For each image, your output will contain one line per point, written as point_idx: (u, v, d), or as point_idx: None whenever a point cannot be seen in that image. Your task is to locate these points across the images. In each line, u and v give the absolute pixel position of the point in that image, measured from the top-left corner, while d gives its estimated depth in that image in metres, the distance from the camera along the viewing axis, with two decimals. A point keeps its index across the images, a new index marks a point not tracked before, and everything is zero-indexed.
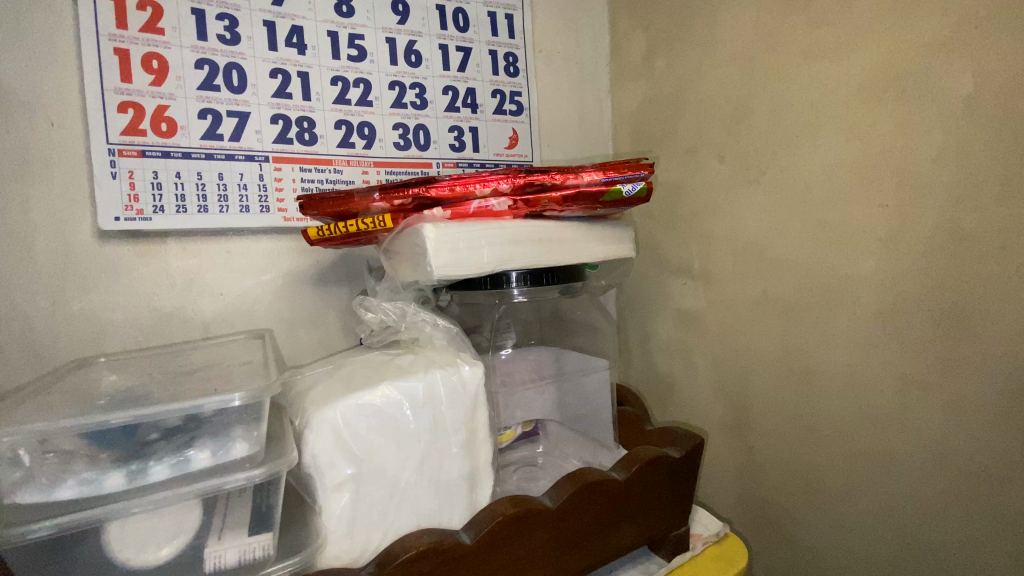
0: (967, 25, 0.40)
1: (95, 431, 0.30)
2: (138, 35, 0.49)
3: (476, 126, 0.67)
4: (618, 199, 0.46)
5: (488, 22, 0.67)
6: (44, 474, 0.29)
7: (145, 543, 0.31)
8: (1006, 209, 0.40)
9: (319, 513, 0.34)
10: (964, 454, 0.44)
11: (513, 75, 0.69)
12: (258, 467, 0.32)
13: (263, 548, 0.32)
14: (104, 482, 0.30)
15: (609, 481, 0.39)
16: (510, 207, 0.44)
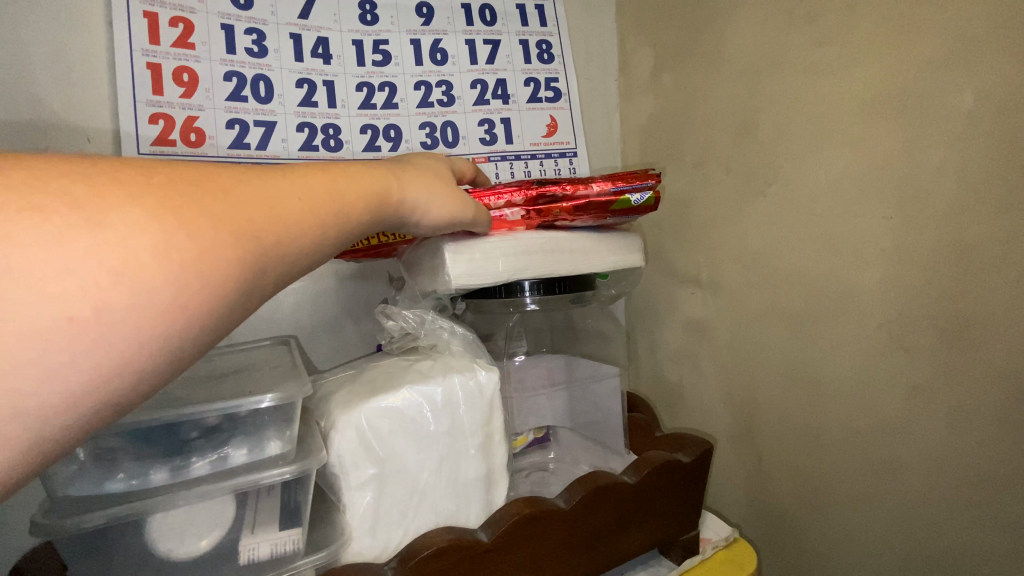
0: (964, 44, 0.42)
1: (140, 430, 0.32)
2: (170, 50, 0.52)
3: (507, 117, 0.68)
4: (627, 208, 0.47)
5: (517, 14, 0.70)
6: (94, 470, 0.31)
7: (185, 535, 0.32)
8: (1006, 221, 0.41)
9: (344, 512, 0.36)
10: (970, 461, 0.44)
11: (547, 62, 0.71)
12: (290, 465, 0.34)
13: (294, 542, 0.34)
14: (151, 477, 0.32)
15: (620, 484, 0.40)
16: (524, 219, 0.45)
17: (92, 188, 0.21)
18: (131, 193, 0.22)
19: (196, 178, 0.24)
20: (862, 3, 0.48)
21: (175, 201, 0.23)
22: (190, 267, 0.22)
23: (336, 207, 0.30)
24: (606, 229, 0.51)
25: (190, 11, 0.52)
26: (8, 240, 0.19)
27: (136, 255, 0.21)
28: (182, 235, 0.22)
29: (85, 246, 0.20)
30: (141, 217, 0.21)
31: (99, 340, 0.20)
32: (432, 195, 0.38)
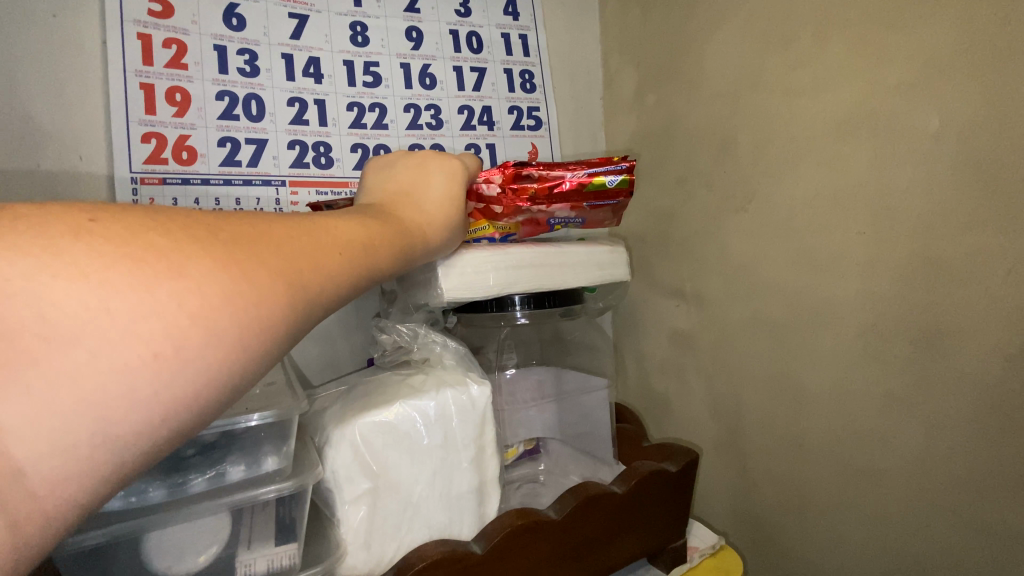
0: (929, 70, 0.44)
1: None
2: (163, 70, 0.52)
3: (493, 143, 0.70)
4: (604, 190, 0.47)
5: (502, 43, 0.72)
6: None
7: (182, 552, 0.33)
8: (972, 237, 0.43)
9: (339, 527, 0.36)
10: (945, 468, 0.46)
11: (530, 91, 0.73)
12: (287, 481, 0.34)
13: (290, 556, 0.35)
14: (148, 494, 0.32)
15: (609, 494, 0.41)
16: (501, 202, 0.45)
17: (170, 238, 0.22)
18: (202, 243, 0.23)
19: (260, 233, 0.26)
20: (833, 30, 0.51)
21: (243, 250, 0.24)
22: (256, 315, 0.23)
23: (373, 255, 0.31)
24: (592, 220, 0.50)
25: (183, 31, 0.53)
26: (103, 285, 0.20)
27: (212, 306, 0.22)
28: (249, 284, 0.23)
29: (166, 293, 0.21)
30: (215, 265, 0.22)
31: (174, 380, 0.21)
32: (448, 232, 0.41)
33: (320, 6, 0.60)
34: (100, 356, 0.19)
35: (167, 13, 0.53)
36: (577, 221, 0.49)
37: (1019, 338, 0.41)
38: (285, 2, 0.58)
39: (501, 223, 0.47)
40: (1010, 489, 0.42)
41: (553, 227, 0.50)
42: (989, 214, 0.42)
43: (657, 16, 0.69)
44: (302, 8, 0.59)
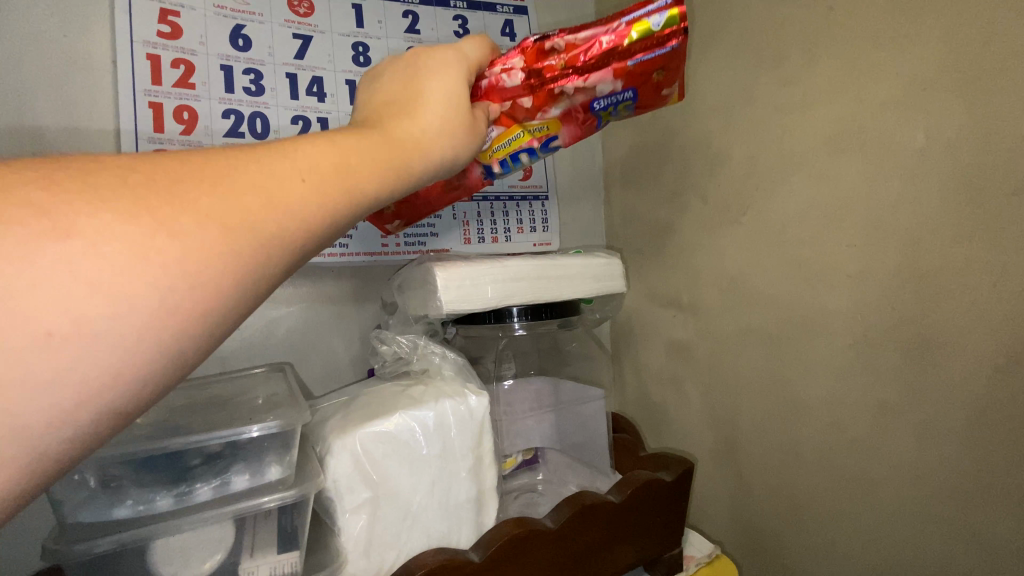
0: (915, 88, 0.46)
1: (146, 458, 0.33)
2: (171, 89, 0.54)
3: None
4: (635, 47, 0.40)
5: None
6: (102, 497, 0.33)
7: (188, 559, 0.33)
8: (958, 250, 0.44)
9: (339, 536, 0.37)
10: (938, 477, 0.46)
11: None
12: (289, 490, 0.35)
13: (291, 565, 0.35)
14: (156, 503, 0.33)
15: (605, 503, 0.41)
16: (525, 86, 0.43)
17: (50, 194, 0.21)
18: (96, 196, 0.22)
19: (193, 177, 0.24)
20: (822, 49, 0.52)
21: (147, 200, 0.22)
22: (188, 270, 0.23)
23: (345, 185, 0.29)
24: (641, 93, 0.43)
25: (191, 52, 0.55)
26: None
27: (137, 267, 0.21)
28: (165, 237, 0.22)
29: (87, 259, 0.20)
30: (109, 219, 0.21)
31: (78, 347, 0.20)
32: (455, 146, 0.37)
33: (324, 27, 0.61)
34: (2, 327, 0.19)
35: (177, 34, 0.54)
36: (626, 95, 0.43)
37: (1006, 348, 0.42)
38: (289, 23, 0.60)
39: (535, 118, 0.45)
40: (1001, 498, 0.43)
41: (601, 109, 0.44)
42: (975, 227, 0.43)
43: None
44: (306, 29, 0.60)
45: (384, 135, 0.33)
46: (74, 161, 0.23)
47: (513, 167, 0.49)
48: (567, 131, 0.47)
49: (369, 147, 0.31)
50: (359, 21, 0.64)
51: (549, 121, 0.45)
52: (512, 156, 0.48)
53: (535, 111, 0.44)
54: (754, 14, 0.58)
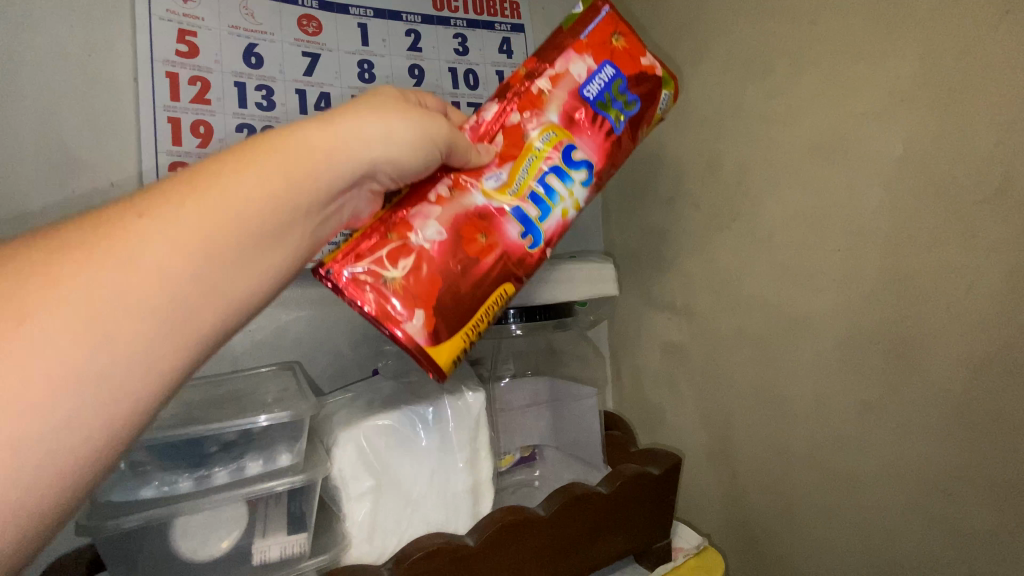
0: (893, 99, 0.48)
1: (169, 443, 0.36)
2: (188, 105, 0.57)
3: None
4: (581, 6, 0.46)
5: (497, 79, 0.76)
6: (129, 479, 0.36)
7: (207, 538, 0.36)
8: (935, 254, 0.46)
9: (344, 521, 0.40)
10: (920, 473, 0.48)
11: None
12: (298, 475, 0.38)
13: (300, 545, 0.38)
14: (178, 484, 0.36)
15: (594, 494, 0.43)
16: (509, 112, 0.44)
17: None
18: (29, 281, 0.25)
19: (81, 230, 0.27)
20: (806, 62, 0.54)
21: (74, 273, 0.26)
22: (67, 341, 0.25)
23: (227, 207, 0.29)
24: (602, 29, 0.45)
25: (206, 70, 0.58)
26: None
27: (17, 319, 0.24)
28: (100, 334, 0.25)
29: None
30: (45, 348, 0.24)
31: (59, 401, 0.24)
32: (370, 146, 0.36)
33: (331, 45, 0.65)
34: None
35: (194, 53, 0.57)
36: (607, 70, 0.44)
37: (981, 348, 0.44)
38: (299, 42, 0.63)
39: (533, 125, 0.44)
40: (978, 491, 0.45)
41: (594, 97, 0.44)
42: (950, 232, 0.45)
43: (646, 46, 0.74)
44: (314, 47, 0.64)
45: (281, 143, 0.32)
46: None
47: (549, 202, 0.43)
48: (581, 140, 0.44)
49: (261, 162, 0.31)
50: (364, 40, 0.67)
51: (548, 127, 0.44)
52: (541, 188, 0.43)
53: (530, 121, 0.44)
54: (742, 28, 0.60)
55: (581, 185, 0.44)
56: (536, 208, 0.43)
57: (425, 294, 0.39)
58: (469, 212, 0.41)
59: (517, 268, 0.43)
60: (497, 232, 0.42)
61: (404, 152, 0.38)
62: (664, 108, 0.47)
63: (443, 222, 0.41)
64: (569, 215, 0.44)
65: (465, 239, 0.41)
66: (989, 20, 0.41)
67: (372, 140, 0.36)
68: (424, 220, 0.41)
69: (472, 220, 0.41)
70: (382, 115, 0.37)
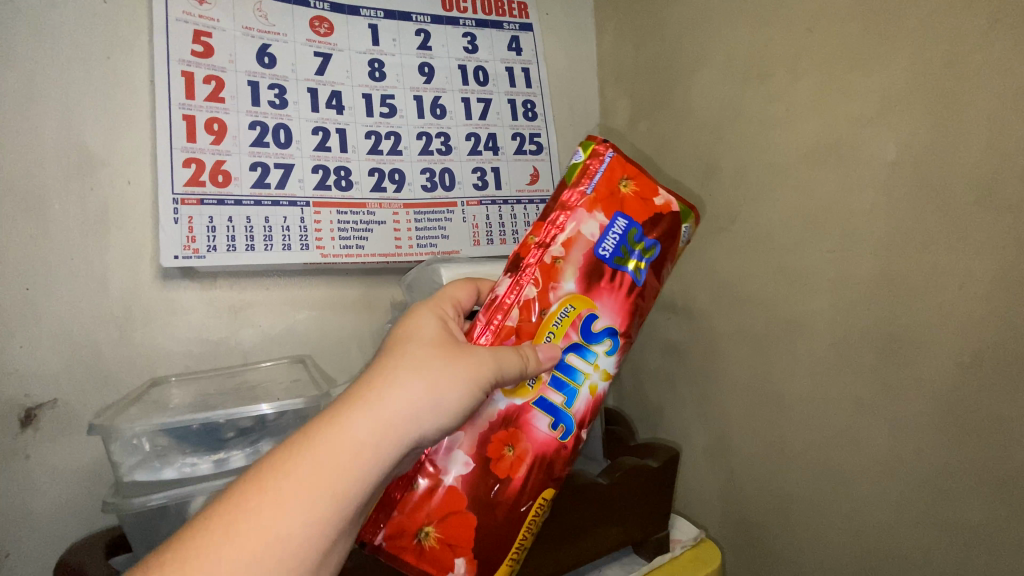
0: (886, 104, 0.49)
1: (188, 429, 0.42)
2: (203, 103, 0.58)
3: (497, 167, 0.75)
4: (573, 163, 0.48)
5: (506, 76, 0.77)
6: (154, 459, 0.41)
7: None
8: (926, 255, 0.47)
9: None
10: (911, 469, 0.50)
11: (531, 120, 0.79)
12: None
13: None
14: (199, 466, 0.41)
15: (593, 484, 0.46)
16: (521, 285, 0.44)
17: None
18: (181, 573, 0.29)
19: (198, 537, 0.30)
20: (803, 69, 0.56)
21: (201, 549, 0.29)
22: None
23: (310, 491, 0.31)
24: (608, 178, 0.45)
25: (220, 69, 0.59)
26: None
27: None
28: None
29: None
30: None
31: None
32: (390, 381, 0.35)
33: (342, 45, 0.66)
34: None
35: (208, 53, 0.59)
36: (618, 223, 0.45)
37: (970, 346, 0.45)
38: (311, 42, 0.64)
39: (551, 300, 0.44)
40: (968, 487, 0.46)
41: (611, 253, 0.45)
42: (940, 234, 0.46)
43: (648, 51, 0.75)
44: (326, 47, 0.65)
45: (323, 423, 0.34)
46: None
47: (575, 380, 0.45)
48: (602, 304, 0.45)
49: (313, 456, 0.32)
50: (375, 39, 0.68)
51: (568, 299, 0.44)
52: (562, 374, 0.44)
53: (546, 292, 0.44)
54: (740, 35, 0.62)
55: (607, 353, 0.45)
56: (561, 393, 0.44)
57: (458, 515, 0.42)
58: (496, 427, 0.42)
59: (553, 469, 0.44)
60: (525, 433, 0.43)
61: (419, 377, 0.36)
62: (687, 239, 0.47)
63: (468, 451, 0.42)
64: (599, 387, 0.45)
65: (494, 458, 0.42)
66: (981, 27, 0.43)
67: (384, 377, 0.35)
68: (447, 453, 0.42)
69: (499, 433, 0.43)
70: (397, 363, 0.36)
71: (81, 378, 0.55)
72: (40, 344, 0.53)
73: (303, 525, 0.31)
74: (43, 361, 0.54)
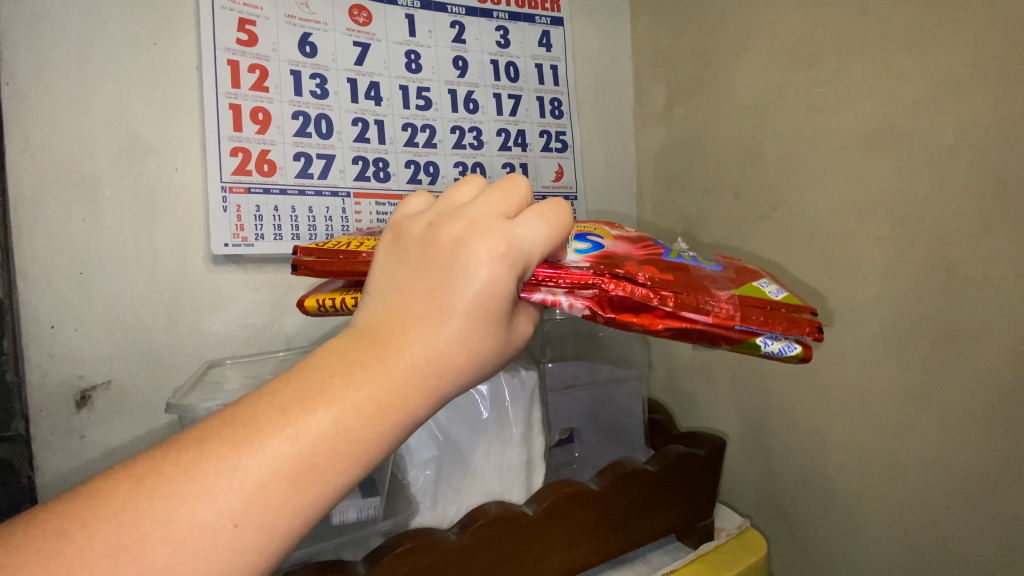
0: (946, 87, 0.47)
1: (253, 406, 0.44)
2: (248, 92, 0.59)
3: (525, 163, 0.75)
4: (777, 324, 0.38)
5: (535, 73, 0.76)
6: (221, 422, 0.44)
7: None
8: (985, 242, 0.46)
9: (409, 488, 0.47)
10: (963, 461, 0.49)
11: (557, 117, 0.78)
12: None
13: (373, 508, 0.44)
14: None
15: (644, 471, 0.47)
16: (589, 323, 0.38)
17: (198, 482, 0.25)
18: (201, 476, 0.25)
19: (225, 436, 0.26)
20: (854, 51, 0.54)
21: (226, 455, 0.25)
22: (212, 509, 0.24)
23: (359, 420, 0.27)
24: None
25: (265, 58, 0.60)
26: (125, 557, 0.23)
27: (170, 514, 0.24)
28: (229, 536, 0.24)
29: (126, 534, 0.23)
30: (212, 497, 0.24)
31: (245, 526, 0.25)
32: (463, 347, 0.30)
33: (380, 35, 0.66)
34: (196, 531, 0.24)
35: (253, 42, 0.59)
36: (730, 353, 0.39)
37: None
38: (350, 31, 0.64)
39: None
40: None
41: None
42: (1000, 220, 0.44)
43: (687, 34, 0.74)
44: (365, 37, 0.65)
45: (374, 350, 0.30)
46: (160, 471, 0.25)
47: None
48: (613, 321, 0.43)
49: (360, 384, 0.28)
50: (411, 30, 0.68)
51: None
52: None
53: None
54: (786, 17, 0.60)
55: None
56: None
57: None
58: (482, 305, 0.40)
59: None
60: None
61: (490, 344, 0.32)
62: None
63: None
64: None
65: None
66: None
67: (460, 341, 0.30)
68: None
69: None
70: (477, 323, 0.31)
71: (131, 362, 0.57)
72: (93, 328, 0.55)
73: (346, 472, 0.27)
74: (97, 343, 0.55)
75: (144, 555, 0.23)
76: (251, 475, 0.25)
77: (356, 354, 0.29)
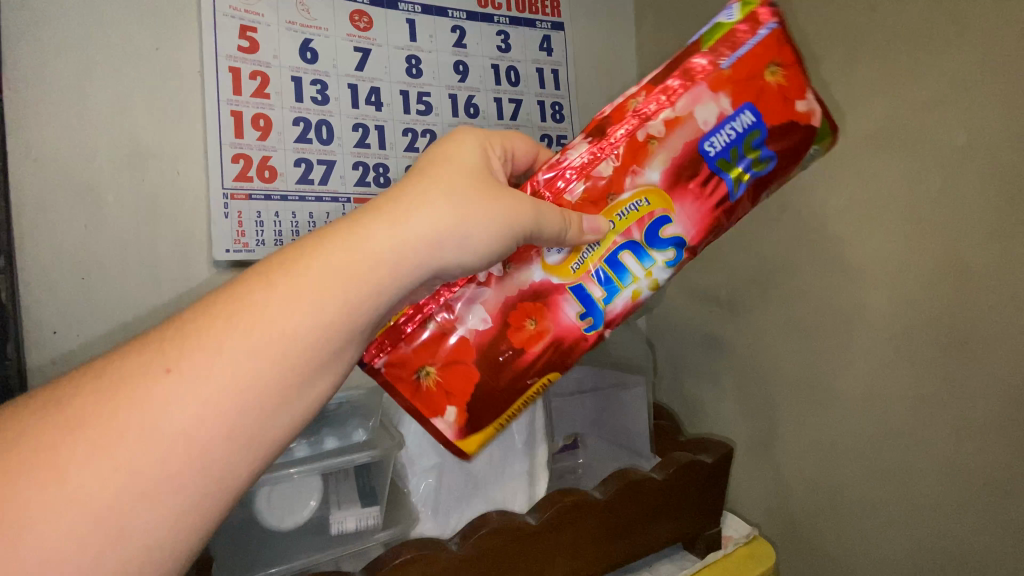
0: (958, 86, 0.46)
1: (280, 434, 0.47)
2: (249, 99, 0.59)
3: None
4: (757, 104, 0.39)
5: (536, 77, 0.76)
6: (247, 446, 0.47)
7: (286, 514, 0.43)
8: (999, 245, 0.44)
9: (410, 496, 0.47)
10: (976, 468, 0.48)
11: (558, 121, 0.78)
12: (374, 449, 0.45)
13: (372, 516, 0.44)
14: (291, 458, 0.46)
15: (649, 480, 0.46)
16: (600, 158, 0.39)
17: (136, 369, 0.27)
18: (138, 366, 0.27)
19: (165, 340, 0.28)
20: (862, 51, 0.53)
21: (162, 345, 0.27)
22: (149, 392, 0.26)
23: (297, 307, 0.29)
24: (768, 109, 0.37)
25: (265, 64, 0.59)
26: (57, 446, 0.24)
27: (111, 401, 0.26)
28: (165, 419, 0.26)
29: (51, 428, 0.25)
30: (144, 385, 0.26)
31: (181, 411, 0.26)
32: (403, 246, 0.31)
33: (381, 40, 0.66)
34: (131, 412, 0.25)
35: (254, 48, 0.59)
36: (744, 116, 0.37)
37: None
38: (350, 37, 0.64)
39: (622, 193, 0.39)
40: None
41: (717, 153, 0.38)
42: (1015, 223, 0.43)
43: (692, 35, 0.73)
44: (366, 42, 0.65)
45: (315, 248, 0.30)
46: (102, 371, 0.27)
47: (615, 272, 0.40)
48: (681, 210, 0.39)
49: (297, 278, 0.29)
50: (412, 35, 0.68)
51: (644, 191, 0.39)
52: (607, 267, 0.40)
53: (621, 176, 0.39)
54: (793, 16, 0.60)
55: (665, 266, 0.40)
56: (603, 288, 0.40)
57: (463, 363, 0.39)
58: (524, 296, 0.40)
59: (567, 356, 0.40)
60: (551, 313, 0.40)
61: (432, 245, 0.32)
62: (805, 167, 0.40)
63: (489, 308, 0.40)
64: (642, 296, 0.41)
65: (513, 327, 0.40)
66: None
67: (396, 241, 0.31)
68: (467, 304, 0.40)
69: (524, 305, 0.40)
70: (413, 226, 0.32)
71: None
72: (94, 332, 0.55)
73: (289, 355, 0.28)
74: (98, 348, 0.55)
75: (78, 443, 0.25)
76: (193, 361, 0.27)
77: (294, 254, 0.31)
